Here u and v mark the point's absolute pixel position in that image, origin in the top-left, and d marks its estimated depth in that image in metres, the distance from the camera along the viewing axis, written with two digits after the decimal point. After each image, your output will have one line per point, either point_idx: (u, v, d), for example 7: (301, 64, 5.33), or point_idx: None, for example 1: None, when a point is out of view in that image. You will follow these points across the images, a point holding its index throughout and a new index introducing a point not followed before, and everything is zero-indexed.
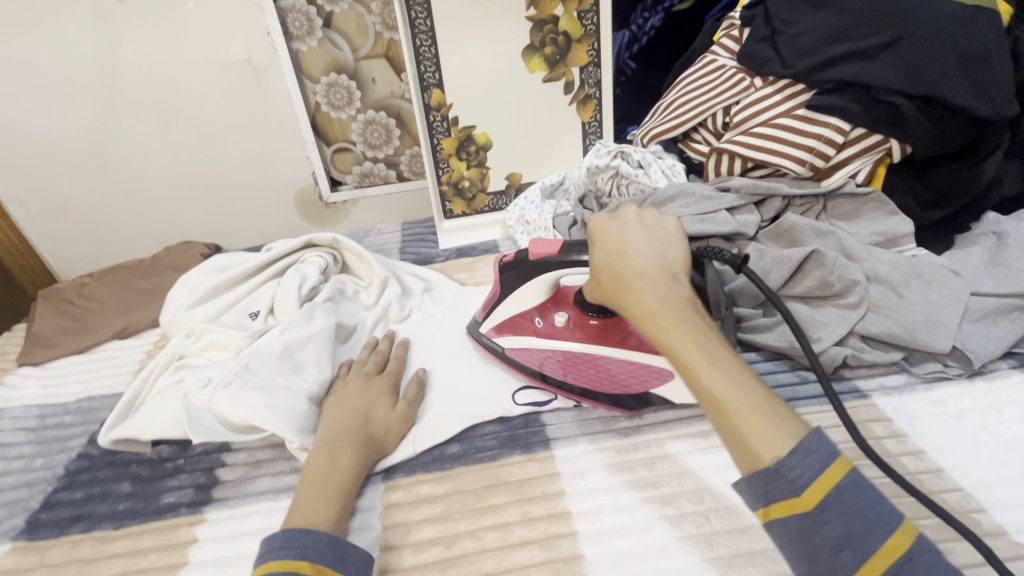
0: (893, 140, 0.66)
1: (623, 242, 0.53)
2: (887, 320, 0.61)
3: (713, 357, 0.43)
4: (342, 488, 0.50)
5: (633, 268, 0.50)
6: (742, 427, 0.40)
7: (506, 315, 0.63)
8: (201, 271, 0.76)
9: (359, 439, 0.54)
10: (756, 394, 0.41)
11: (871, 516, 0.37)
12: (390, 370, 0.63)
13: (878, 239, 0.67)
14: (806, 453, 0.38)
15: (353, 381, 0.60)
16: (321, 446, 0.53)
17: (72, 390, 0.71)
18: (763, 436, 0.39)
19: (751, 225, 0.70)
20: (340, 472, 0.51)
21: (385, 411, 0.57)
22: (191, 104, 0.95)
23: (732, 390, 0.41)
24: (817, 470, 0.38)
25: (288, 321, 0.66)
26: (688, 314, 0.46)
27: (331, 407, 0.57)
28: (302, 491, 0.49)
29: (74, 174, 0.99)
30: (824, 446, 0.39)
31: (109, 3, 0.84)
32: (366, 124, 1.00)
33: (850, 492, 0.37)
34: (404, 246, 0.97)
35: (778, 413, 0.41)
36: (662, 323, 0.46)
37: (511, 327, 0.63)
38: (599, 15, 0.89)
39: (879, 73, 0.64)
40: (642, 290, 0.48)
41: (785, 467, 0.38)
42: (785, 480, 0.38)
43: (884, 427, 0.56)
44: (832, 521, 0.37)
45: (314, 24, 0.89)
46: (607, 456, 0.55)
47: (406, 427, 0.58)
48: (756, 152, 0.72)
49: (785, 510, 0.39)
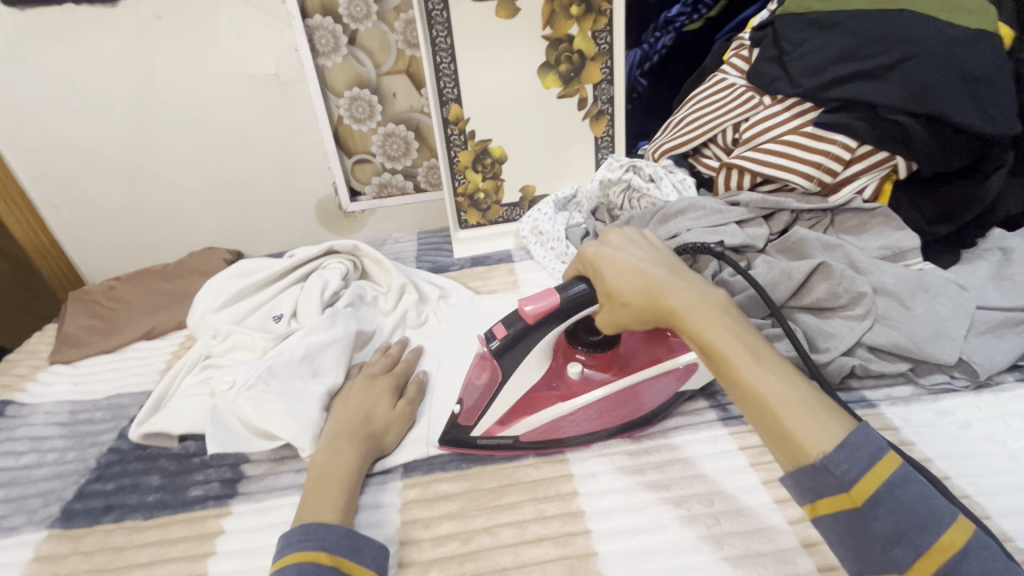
0: (899, 156, 0.68)
1: (637, 254, 0.54)
2: (894, 331, 0.63)
3: (756, 358, 0.45)
4: (345, 483, 0.52)
5: (657, 279, 0.51)
6: (796, 425, 0.42)
7: (508, 403, 0.55)
8: (228, 275, 0.79)
9: (360, 435, 0.56)
10: (802, 389, 0.44)
11: (921, 510, 0.38)
12: (397, 370, 0.65)
13: (885, 252, 0.69)
14: (856, 447, 0.40)
15: (358, 382, 0.63)
16: (325, 444, 0.55)
17: (101, 387, 0.73)
18: (816, 432, 0.41)
19: (759, 238, 0.73)
20: (342, 466, 0.53)
21: (386, 408, 0.59)
22: (219, 116, 0.99)
23: (781, 389, 0.43)
24: (865, 466, 0.40)
25: (310, 326, 0.69)
26: (720, 317, 0.48)
27: (337, 408, 0.60)
28: (309, 487, 0.52)
29: (106, 181, 1.03)
30: (870, 440, 0.40)
31: (147, 19, 0.89)
32: (386, 136, 1.03)
33: (900, 488, 0.39)
34: (420, 255, 1.00)
35: (823, 406, 0.43)
36: (700, 330, 0.48)
37: (520, 410, 0.56)
38: (612, 34, 0.92)
39: (885, 92, 0.66)
40: (670, 297, 0.50)
41: (834, 460, 0.40)
42: (834, 474, 0.40)
43: (892, 435, 0.57)
44: (884, 519, 0.39)
45: (340, 41, 0.93)
46: (619, 459, 0.56)
47: (406, 424, 0.59)
48: (765, 166, 0.74)
49: (836, 503, 0.40)
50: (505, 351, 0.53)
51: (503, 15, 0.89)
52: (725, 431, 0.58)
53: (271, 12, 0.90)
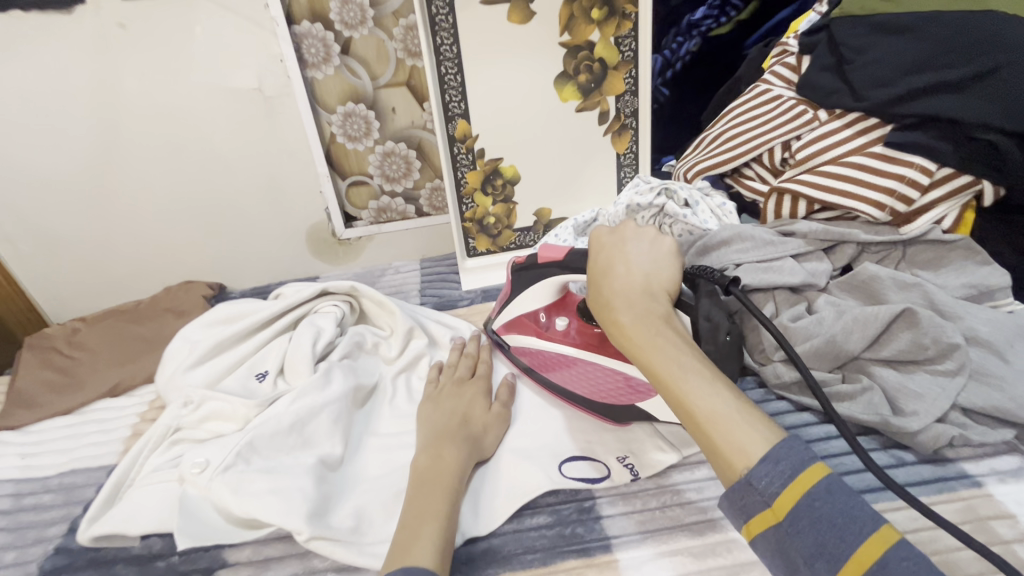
0: (987, 181, 0.59)
1: (613, 256, 0.55)
2: (993, 391, 0.53)
3: (687, 365, 0.44)
4: (450, 488, 0.48)
5: (614, 287, 0.52)
6: (713, 435, 0.41)
7: (512, 315, 0.65)
8: (203, 323, 0.69)
9: (461, 436, 0.53)
10: (731, 403, 0.42)
11: (843, 520, 0.35)
12: (482, 373, 0.62)
13: (971, 292, 0.59)
14: (776, 460, 0.38)
15: (445, 386, 0.60)
16: (427, 446, 0.52)
17: (53, 462, 0.62)
18: (735, 445, 0.40)
19: (821, 275, 0.63)
20: (447, 470, 0.49)
21: (482, 411, 0.57)
22: (196, 136, 0.88)
23: (704, 398, 0.42)
24: (786, 476, 0.37)
25: (300, 387, 0.58)
26: (662, 326, 0.48)
27: (427, 411, 0.57)
28: (412, 490, 0.48)
29: (69, 209, 0.92)
30: (794, 453, 0.38)
31: (109, 27, 0.78)
32: (384, 155, 0.93)
33: (821, 499, 0.36)
34: (425, 288, 0.89)
35: (758, 422, 0.41)
36: (639, 337, 0.48)
37: (518, 325, 0.65)
38: (637, 40, 0.82)
39: (973, 107, 0.56)
40: (618, 306, 0.50)
41: (755, 477, 0.38)
42: (756, 492, 0.38)
43: (1008, 526, 0.47)
44: (803, 531, 0.36)
45: (331, 50, 0.83)
46: (680, 562, 0.46)
47: (502, 428, 0.57)
48: (826, 193, 0.64)
49: (762, 523, 0.38)
50: (521, 274, 0.63)
51: (516, 20, 0.79)
52: None
53: (252, 18, 0.80)
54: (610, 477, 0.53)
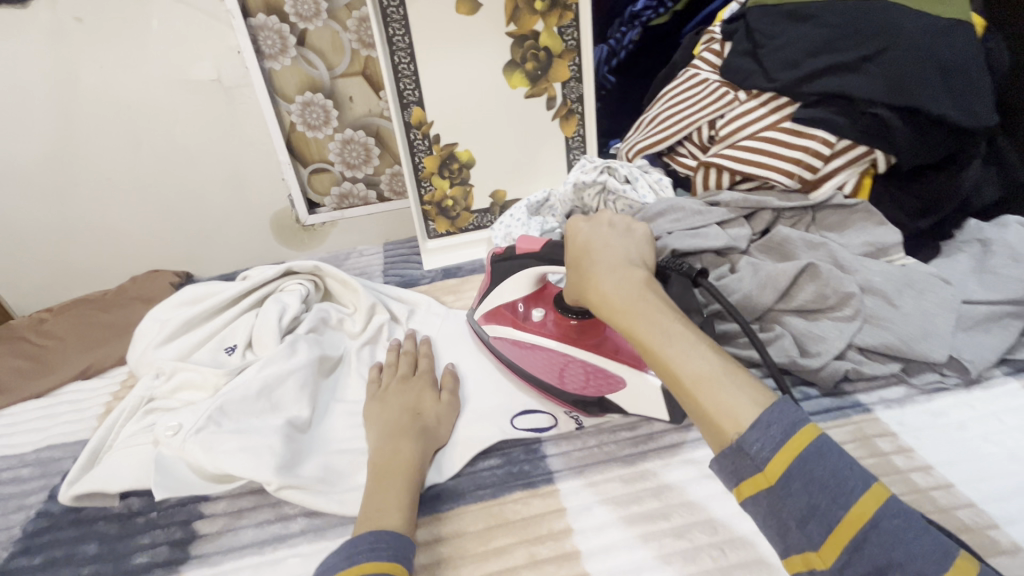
0: (879, 151, 0.67)
1: (598, 237, 0.56)
2: (883, 331, 0.61)
3: (673, 330, 0.45)
4: (409, 476, 0.50)
5: (596, 261, 0.52)
6: (701, 398, 0.41)
7: (491, 305, 0.67)
8: (171, 304, 0.72)
9: (413, 430, 0.55)
10: (717, 364, 0.42)
11: (835, 482, 0.35)
12: (423, 368, 0.63)
13: (868, 249, 0.67)
14: (766, 425, 0.38)
15: (390, 384, 0.61)
16: (382, 443, 0.53)
17: (29, 439, 0.65)
18: (724, 408, 0.40)
19: (742, 239, 0.70)
20: (403, 460, 0.51)
21: (432, 402, 0.59)
22: (155, 127, 0.90)
23: (691, 361, 0.42)
24: (778, 442, 0.37)
25: (268, 356, 0.62)
26: (645, 295, 0.48)
27: (375, 411, 0.58)
28: (370, 484, 0.50)
29: (31, 203, 0.93)
30: (784, 416, 0.38)
31: (65, 20, 0.80)
32: (344, 143, 0.96)
33: (814, 461, 0.36)
34: (388, 269, 0.94)
35: (745, 381, 0.41)
36: (625, 307, 0.48)
37: (497, 316, 0.67)
38: (579, 30, 0.88)
39: (863, 86, 0.64)
40: (602, 279, 0.51)
41: (745, 440, 0.38)
42: (746, 454, 0.38)
43: (890, 442, 0.55)
44: (795, 493, 0.36)
45: (288, 42, 0.86)
46: (614, 487, 0.52)
47: (453, 414, 0.59)
48: (745, 165, 0.72)
49: (754, 486, 0.38)
50: (501, 265, 0.65)
51: (464, 11, 0.84)
52: None
53: (208, 11, 0.82)
54: (557, 425, 0.59)
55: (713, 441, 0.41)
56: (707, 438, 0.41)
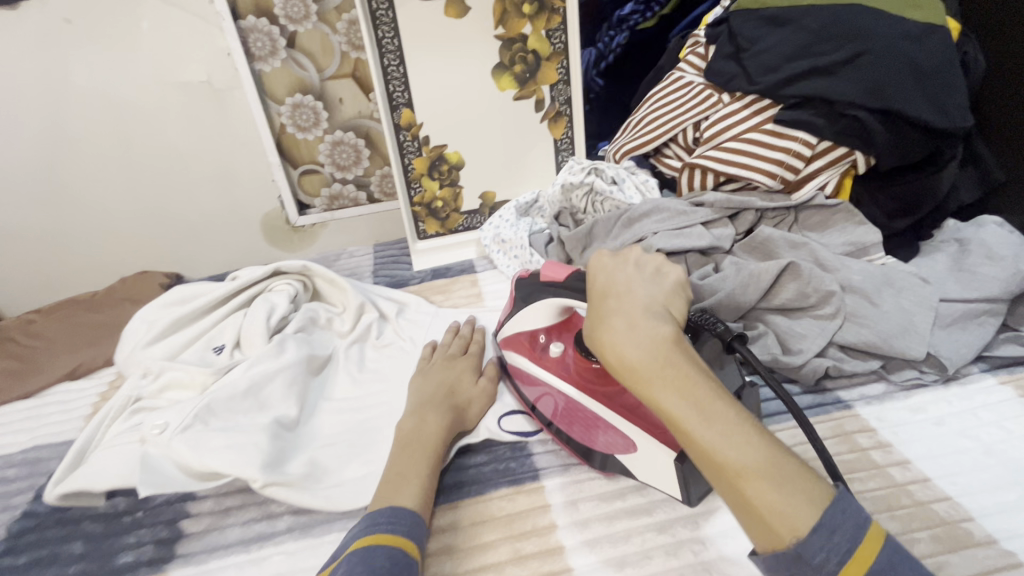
0: (858, 152, 0.68)
1: (619, 291, 0.51)
2: (863, 329, 0.62)
3: (712, 411, 0.40)
4: (432, 451, 0.52)
5: (618, 319, 0.47)
6: (750, 496, 0.37)
7: (510, 333, 0.61)
8: (160, 304, 0.72)
9: (446, 405, 0.56)
10: (763, 449, 0.38)
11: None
12: (472, 352, 0.65)
13: (849, 248, 0.69)
14: (830, 531, 0.35)
15: (437, 361, 0.63)
16: (413, 412, 0.55)
17: (15, 439, 0.65)
18: (778, 510, 0.36)
19: (726, 239, 0.71)
20: (430, 435, 0.53)
21: (470, 385, 0.60)
22: (145, 128, 0.90)
23: (736, 452, 0.38)
24: (844, 550, 0.35)
25: (256, 355, 0.63)
26: (676, 363, 0.43)
27: (417, 381, 0.60)
28: (396, 449, 0.52)
29: (19, 204, 0.93)
30: (846, 517, 0.36)
31: (54, 22, 0.80)
32: (334, 144, 0.97)
33: (881, 572, 0.34)
34: (377, 270, 0.94)
35: (797, 475, 0.37)
36: (654, 380, 0.43)
37: (516, 344, 0.61)
38: (567, 33, 0.89)
39: (842, 88, 0.65)
40: (627, 343, 0.45)
41: (807, 549, 0.35)
42: (807, 563, 0.35)
43: (870, 437, 0.56)
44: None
45: (277, 44, 0.87)
46: (598, 483, 0.53)
47: (487, 402, 0.60)
48: (728, 166, 0.73)
49: None
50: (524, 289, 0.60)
51: (452, 14, 0.85)
52: None
53: (198, 13, 0.83)
54: (543, 428, 0.59)
55: (763, 541, 0.37)
56: (755, 536, 0.38)
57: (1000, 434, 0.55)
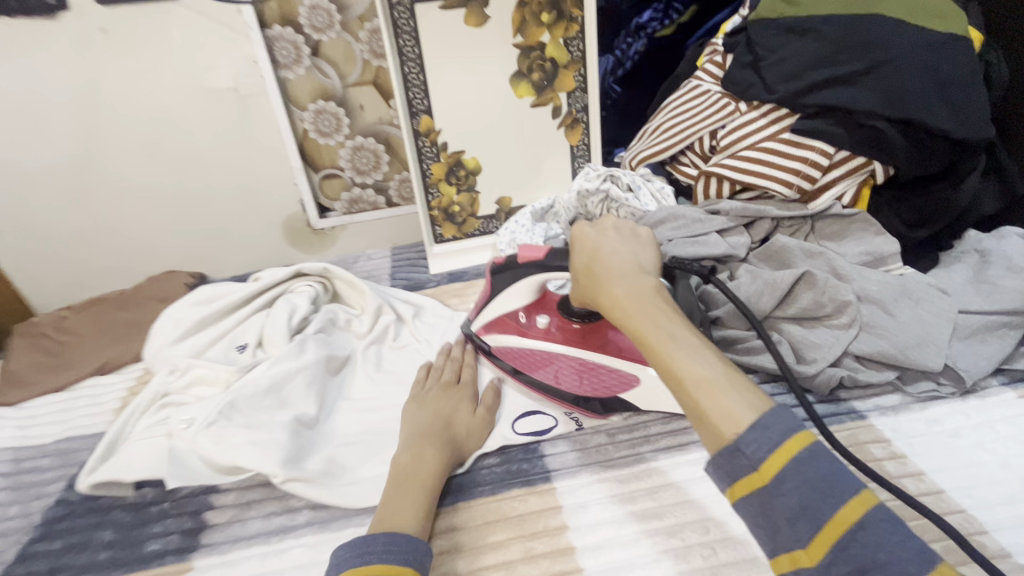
0: (877, 161, 0.68)
1: (608, 245, 0.56)
2: (879, 339, 0.62)
3: (677, 334, 0.46)
4: (430, 487, 0.51)
5: (606, 264, 0.53)
6: (700, 400, 0.42)
7: (491, 315, 0.64)
8: (186, 303, 0.75)
9: (443, 439, 0.55)
10: (717, 367, 0.43)
11: (826, 484, 0.36)
12: (466, 379, 0.63)
13: (866, 258, 0.68)
14: (765, 427, 0.39)
15: (431, 388, 0.61)
16: (410, 444, 0.54)
17: (49, 431, 0.68)
18: (724, 411, 0.40)
19: (741, 247, 0.71)
20: (426, 469, 0.52)
21: (467, 416, 0.59)
22: (174, 133, 0.94)
23: (696, 366, 0.43)
24: (774, 444, 0.38)
25: (277, 355, 0.65)
26: (653, 301, 0.49)
27: (412, 411, 0.58)
28: (392, 486, 0.51)
29: (55, 205, 0.97)
30: (781, 419, 0.39)
31: (91, 32, 0.84)
32: (354, 149, 0.99)
33: (806, 465, 0.37)
34: (395, 272, 0.96)
35: (745, 391, 0.42)
36: (632, 309, 0.49)
37: (498, 325, 0.64)
38: (585, 41, 0.90)
39: (860, 98, 0.65)
40: (612, 281, 0.51)
41: (743, 443, 0.39)
42: (744, 456, 0.38)
43: (884, 448, 0.56)
44: (788, 493, 0.37)
45: (302, 52, 0.89)
46: (609, 486, 0.54)
47: (485, 431, 0.59)
48: (744, 174, 0.73)
49: (748, 487, 0.38)
50: (500, 274, 0.62)
51: (472, 23, 0.86)
52: None
53: (227, 23, 0.86)
54: (557, 424, 0.61)
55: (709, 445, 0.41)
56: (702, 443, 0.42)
57: (1017, 448, 0.55)
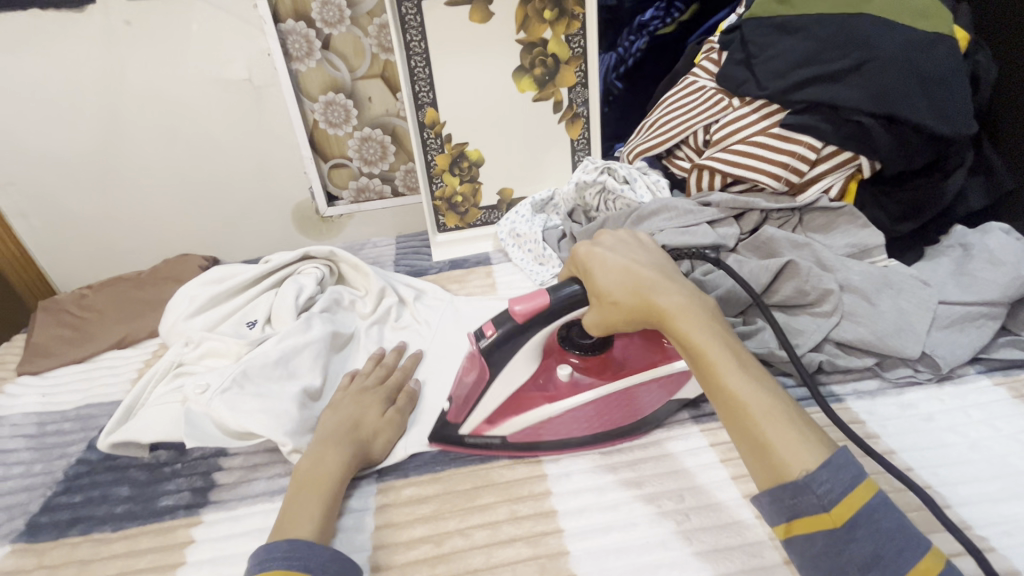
0: (863, 157, 0.70)
1: (635, 256, 0.55)
2: (860, 327, 0.64)
3: (738, 362, 0.47)
4: (329, 488, 0.51)
5: (651, 280, 0.52)
6: (769, 431, 0.42)
7: (501, 399, 0.55)
8: (200, 282, 0.79)
9: (346, 440, 0.55)
10: (780, 398, 0.45)
11: (902, 536, 0.39)
12: (389, 383, 0.63)
13: (852, 250, 0.71)
14: (836, 468, 0.40)
15: (349, 393, 0.61)
16: (313, 449, 0.54)
17: (71, 398, 0.72)
18: (794, 444, 0.42)
19: (730, 237, 0.74)
20: (328, 471, 0.52)
21: (375, 416, 0.58)
22: (191, 121, 0.98)
23: (763, 396, 0.44)
24: (846, 484, 0.40)
25: (285, 330, 0.68)
26: (709, 323, 0.49)
27: (326, 415, 0.58)
28: (294, 491, 0.51)
29: (77, 188, 1.02)
30: (849, 464, 0.41)
31: (115, 23, 0.88)
32: (362, 140, 1.03)
33: (878, 512, 0.39)
34: (399, 259, 1.00)
35: (804, 422, 0.44)
36: (692, 329, 0.48)
37: (513, 407, 0.56)
38: (586, 38, 0.93)
39: (846, 95, 0.67)
40: (665, 296, 0.50)
41: (816, 480, 0.40)
42: (815, 494, 0.40)
43: (858, 428, 0.58)
44: (859, 539, 0.39)
45: (313, 45, 0.93)
46: (593, 457, 0.57)
47: (396, 431, 0.59)
48: (735, 167, 0.75)
49: (815, 525, 0.40)
50: (497, 349, 0.53)
51: (477, 19, 0.90)
52: (696, 428, 0.58)
53: (243, 17, 0.90)
54: None
55: (770, 476, 0.42)
56: (760, 474, 0.43)
57: (987, 431, 0.57)
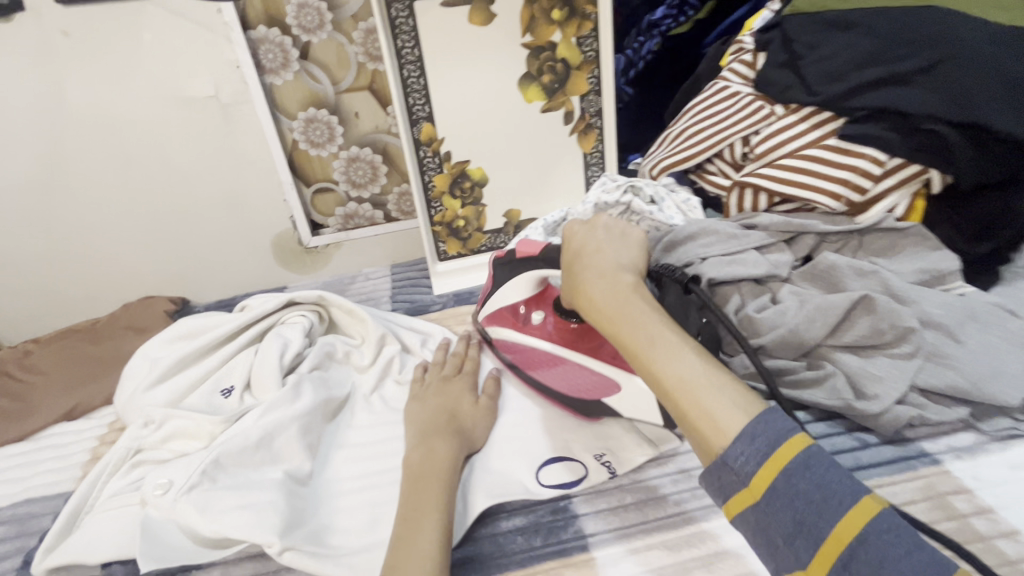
0: (933, 170, 0.61)
1: (588, 243, 0.58)
2: (949, 371, 0.55)
3: (657, 337, 0.47)
4: (444, 481, 0.49)
5: (585, 264, 0.56)
6: (684, 405, 0.42)
7: (493, 307, 0.69)
8: (164, 340, 0.67)
9: (450, 432, 0.55)
10: (699, 370, 0.44)
11: (823, 496, 0.35)
12: (467, 369, 0.64)
13: (923, 276, 0.61)
14: (752, 438, 0.38)
15: (432, 383, 0.62)
16: (417, 443, 0.54)
17: (4, 492, 0.59)
18: (709, 420, 0.41)
19: (783, 266, 0.64)
20: (438, 464, 0.51)
21: (469, 405, 0.59)
22: (150, 146, 0.85)
23: (677, 371, 0.44)
24: (762, 454, 0.38)
25: (269, 400, 0.57)
26: (632, 300, 0.51)
27: (414, 409, 0.59)
28: (407, 488, 0.49)
29: (18, 227, 0.88)
30: (774, 429, 0.39)
31: (52, 36, 0.75)
32: (349, 161, 0.92)
33: (798, 476, 0.36)
34: (396, 294, 0.89)
35: (729, 389, 0.42)
36: (612, 312, 0.51)
37: (498, 316, 0.69)
38: (599, 41, 0.83)
39: (917, 99, 0.58)
40: (591, 284, 0.54)
41: (728, 454, 0.39)
42: (731, 470, 0.38)
43: (966, 501, 0.49)
44: (782, 509, 0.36)
45: (290, 56, 0.81)
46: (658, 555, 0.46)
47: (490, 419, 0.59)
48: (786, 186, 0.66)
49: (740, 503, 0.38)
50: (501, 269, 0.67)
51: (477, 21, 0.79)
52: None
53: (205, 24, 0.78)
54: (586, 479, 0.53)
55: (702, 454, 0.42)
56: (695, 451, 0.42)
57: None
